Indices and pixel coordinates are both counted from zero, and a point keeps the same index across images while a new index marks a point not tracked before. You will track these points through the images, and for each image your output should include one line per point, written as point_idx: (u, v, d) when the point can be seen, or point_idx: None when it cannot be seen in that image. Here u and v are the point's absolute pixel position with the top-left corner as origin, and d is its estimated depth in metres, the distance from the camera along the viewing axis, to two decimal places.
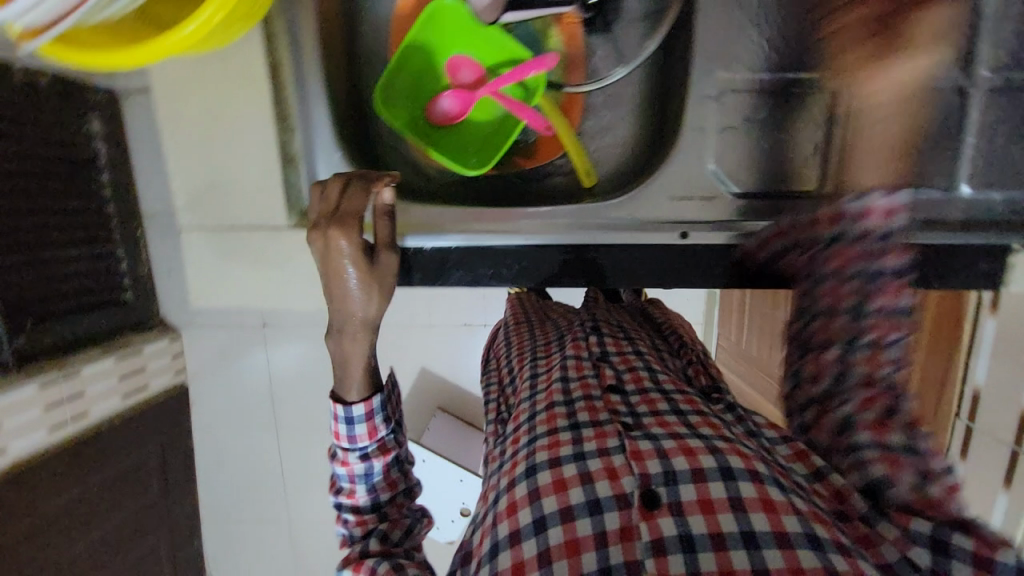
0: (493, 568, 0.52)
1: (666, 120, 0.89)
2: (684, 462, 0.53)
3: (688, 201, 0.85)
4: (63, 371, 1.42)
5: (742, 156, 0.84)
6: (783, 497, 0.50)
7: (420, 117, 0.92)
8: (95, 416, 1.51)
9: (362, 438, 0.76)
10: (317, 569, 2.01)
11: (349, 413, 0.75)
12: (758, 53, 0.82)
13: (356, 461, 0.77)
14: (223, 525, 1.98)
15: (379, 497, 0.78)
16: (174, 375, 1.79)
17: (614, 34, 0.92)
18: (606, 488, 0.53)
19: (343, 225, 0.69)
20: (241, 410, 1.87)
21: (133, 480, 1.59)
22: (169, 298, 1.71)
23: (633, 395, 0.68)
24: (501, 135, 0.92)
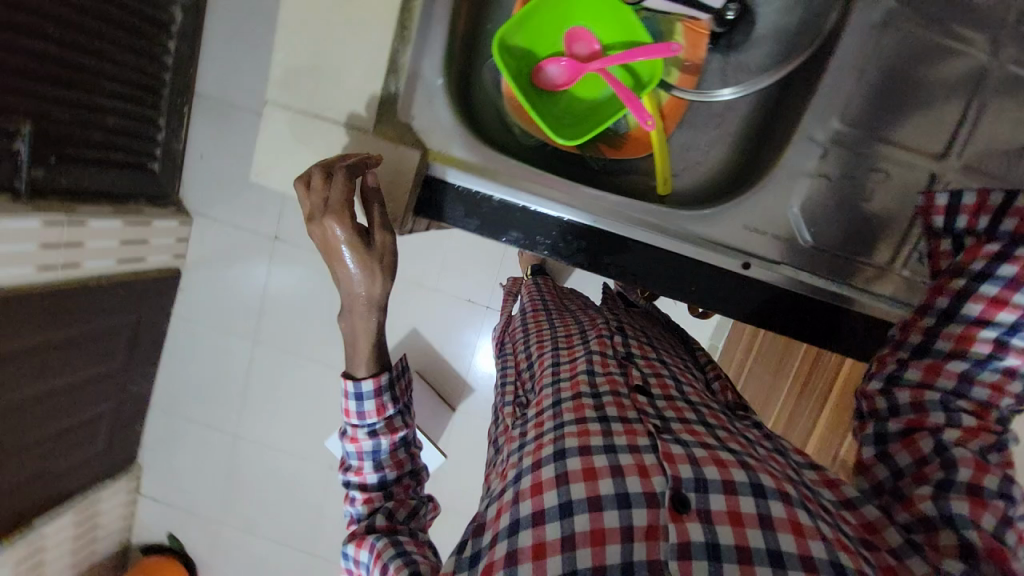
0: (514, 543, 0.55)
1: (760, 151, 0.83)
2: (716, 472, 0.57)
3: (763, 235, 0.80)
4: (69, 217, 1.42)
5: (828, 210, 0.79)
6: (811, 522, 0.53)
7: (522, 75, 0.81)
8: (87, 268, 1.52)
9: (370, 416, 0.78)
10: (246, 489, 1.98)
11: (357, 390, 0.77)
12: (877, 114, 0.77)
13: (365, 438, 0.79)
14: (169, 417, 1.95)
15: (386, 475, 0.79)
16: (172, 257, 1.79)
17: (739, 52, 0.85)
18: (637, 484, 0.56)
19: (337, 212, 0.69)
20: (225, 311, 1.86)
21: (100, 343, 1.60)
22: (193, 182, 1.73)
23: (660, 400, 0.71)
24: (599, 119, 0.82)
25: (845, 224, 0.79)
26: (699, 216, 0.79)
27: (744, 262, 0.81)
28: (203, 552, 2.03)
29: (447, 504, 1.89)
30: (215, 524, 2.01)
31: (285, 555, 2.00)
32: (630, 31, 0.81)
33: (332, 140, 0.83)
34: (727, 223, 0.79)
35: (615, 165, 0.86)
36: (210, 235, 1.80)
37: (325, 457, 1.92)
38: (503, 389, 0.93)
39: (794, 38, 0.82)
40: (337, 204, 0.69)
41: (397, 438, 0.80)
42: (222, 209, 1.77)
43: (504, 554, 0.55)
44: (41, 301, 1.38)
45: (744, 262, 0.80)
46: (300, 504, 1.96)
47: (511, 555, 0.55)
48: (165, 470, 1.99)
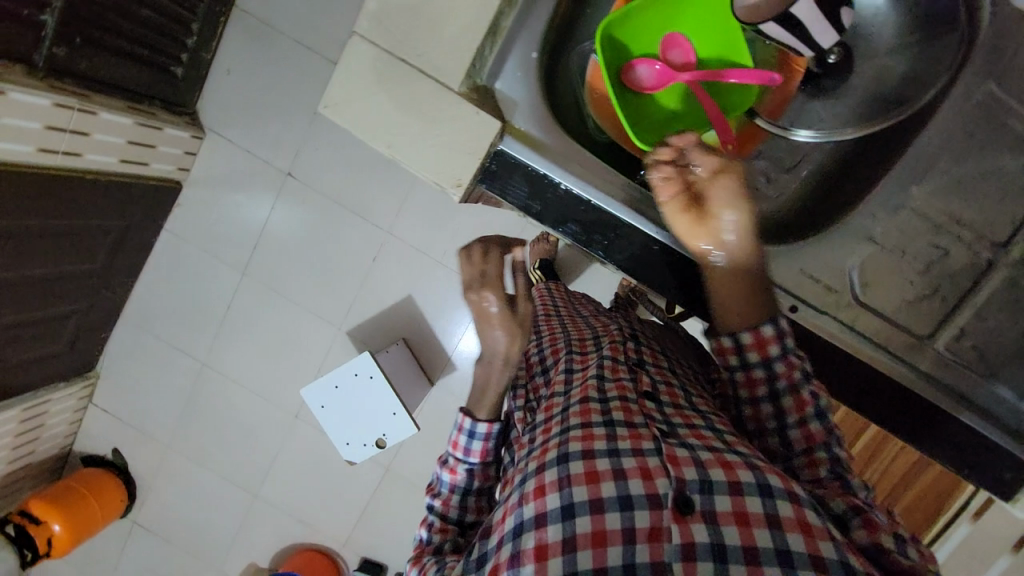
0: (517, 545, 0.56)
1: (828, 202, 0.81)
2: (722, 475, 0.55)
3: (814, 283, 0.76)
4: (81, 104, 1.35)
5: (887, 275, 0.76)
6: (819, 523, 0.53)
7: (615, 65, 0.77)
8: (86, 160, 1.42)
9: (474, 455, 0.79)
10: (205, 420, 1.93)
11: (472, 428, 0.80)
12: (954, 190, 0.74)
13: (462, 474, 0.80)
14: (139, 332, 1.89)
15: (465, 516, 0.79)
16: (176, 169, 1.71)
17: (826, 99, 0.83)
18: (639, 487, 0.55)
19: (490, 284, 0.90)
20: (219, 237, 1.80)
21: (86, 240, 1.50)
22: (216, 97, 1.70)
23: (668, 407, 0.70)
24: (675, 131, 0.79)
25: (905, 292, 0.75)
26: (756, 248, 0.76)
27: (791, 305, 0.75)
28: (146, 474, 1.97)
29: (405, 475, 1.87)
30: (164, 449, 1.95)
31: (230, 494, 1.95)
32: (732, 48, 0.77)
33: (413, 88, 0.70)
34: (783, 264, 0.76)
35: None
36: (222, 154, 1.74)
37: (292, 404, 1.89)
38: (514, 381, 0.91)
39: (901, 86, 0.79)
40: (491, 277, 0.91)
41: (487, 486, 0.80)
42: (239, 131, 1.73)
43: (508, 556, 0.56)
44: (37, 184, 1.28)
45: (792, 306, 0.75)
46: (256, 446, 1.92)
47: (516, 558, 0.56)
48: (124, 383, 1.92)
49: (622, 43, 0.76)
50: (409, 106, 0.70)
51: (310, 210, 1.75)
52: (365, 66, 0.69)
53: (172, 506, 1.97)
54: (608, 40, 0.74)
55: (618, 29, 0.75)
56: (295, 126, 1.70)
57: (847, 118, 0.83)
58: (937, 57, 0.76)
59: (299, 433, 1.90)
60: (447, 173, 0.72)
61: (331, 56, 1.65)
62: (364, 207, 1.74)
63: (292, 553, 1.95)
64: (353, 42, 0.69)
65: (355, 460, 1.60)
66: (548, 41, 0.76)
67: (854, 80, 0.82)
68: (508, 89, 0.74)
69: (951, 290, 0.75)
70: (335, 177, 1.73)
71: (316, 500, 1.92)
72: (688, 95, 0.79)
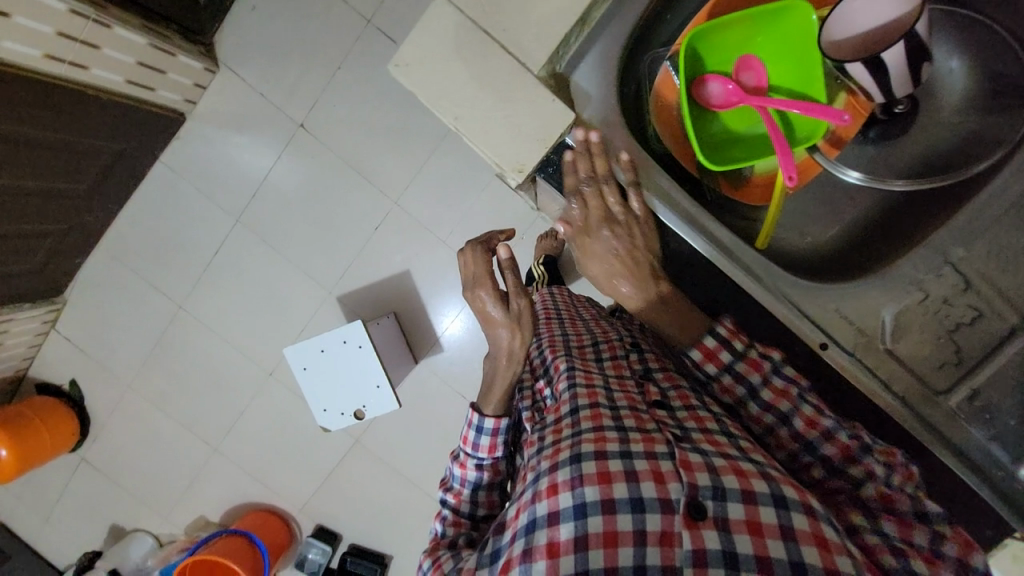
0: (529, 542, 0.57)
1: (867, 252, 0.85)
2: (735, 481, 0.56)
3: (847, 324, 0.77)
4: (98, 15, 1.26)
5: (921, 327, 0.76)
6: (836, 538, 0.54)
7: (692, 77, 0.77)
8: (91, 75, 1.33)
9: (483, 450, 0.79)
10: (174, 365, 1.86)
11: (479, 423, 0.80)
12: (1005, 252, 0.73)
13: (471, 468, 0.79)
14: (117, 263, 1.79)
15: (477, 510, 0.79)
16: (183, 100, 1.62)
17: (882, 145, 0.86)
18: (651, 490, 0.56)
19: (480, 285, 0.88)
20: (218, 179, 1.72)
21: (76, 159, 1.41)
22: (236, 32, 1.62)
23: (680, 411, 0.71)
24: (739, 151, 0.80)
25: (933, 350, 0.76)
26: (799, 282, 0.78)
27: (822, 343, 0.77)
28: (103, 411, 1.89)
29: (374, 449, 1.85)
30: (127, 388, 1.87)
31: (188, 443, 1.89)
32: (807, 79, 0.76)
33: (485, 63, 0.67)
34: (818, 302, 0.78)
35: (724, 202, 0.84)
36: (234, 93, 1.66)
37: (269, 361, 1.83)
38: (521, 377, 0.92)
39: (957, 155, 0.82)
40: (481, 277, 0.88)
41: (497, 481, 0.80)
42: (255, 72, 1.65)
43: (520, 552, 0.57)
44: (32, 89, 1.19)
45: (823, 343, 0.77)
46: (223, 398, 1.86)
47: (527, 553, 0.56)
48: (93, 314, 1.83)
49: (703, 56, 0.77)
50: (478, 81, 0.67)
51: (318, 167, 1.69)
52: (442, 30, 0.66)
53: (127, 448, 1.90)
54: (690, 52, 0.75)
55: (701, 43, 0.75)
56: (316, 77, 1.63)
57: (899, 165, 0.86)
58: (1004, 130, 0.78)
59: (271, 392, 1.85)
60: (510, 158, 0.69)
61: (365, 10, 1.59)
62: (376, 173, 1.69)
63: (245, 511, 1.91)
64: (437, 5, 0.66)
65: (331, 428, 1.57)
66: (632, 40, 0.76)
67: (914, 130, 0.85)
68: (584, 83, 0.74)
69: (982, 343, 0.75)
70: (350, 137, 1.67)
71: (279, 461, 1.88)
72: (756, 118, 0.79)
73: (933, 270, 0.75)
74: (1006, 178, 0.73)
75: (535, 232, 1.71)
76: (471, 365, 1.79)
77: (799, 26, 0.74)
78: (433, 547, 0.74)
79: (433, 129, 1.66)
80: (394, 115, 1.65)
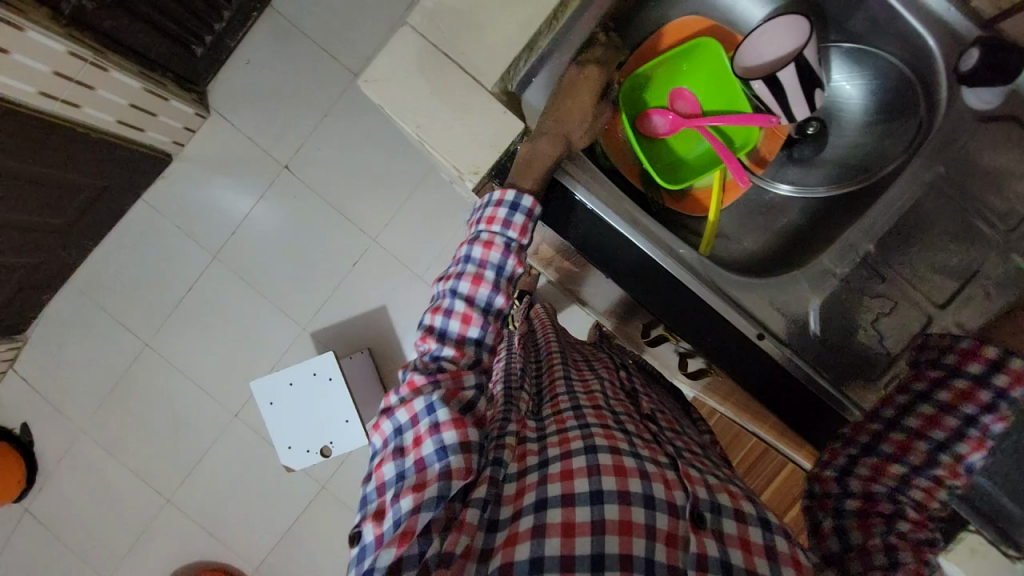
0: (541, 518, 0.55)
1: (795, 252, 0.84)
2: (728, 500, 0.59)
3: (780, 315, 0.77)
4: (95, 59, 1.34)
5: (847, 317, 0.76)
6: (807, 563, 0.57)
7: (633, 108, 0.83)
8: (84, 114, 1.40)
9: (513, 230, 0.65)
10: (134, 405, 1.78)
11: (517, 200, 0.65)
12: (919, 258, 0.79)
13: (496, 250, 0.65)
14: (86, 300, 1.77)
15: (496, 299, 0.65)
16: (171, 141, 1.69)
17: (804, 162, 0.88)
18: (661, 491, 0.57)
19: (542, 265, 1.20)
20: (199, 217, 1.76)
21: (56, 193, 1.43)
22: (230, 83, 1.73)
23: (666, 429, 0.74)
24: (686, 169, 0.84)
25: (866, 342, 0.76)
26: (741, 282, 0.77)
27: (760, 332, 0.75)
28: (52, 457, 1.77)
29: (341, 495, 1.76)
30: (80, 431, 1.78)
31: (140, 493, 1.77)
32: (730, 97, 0.82)
33: (445, 83, 0.73)
34: (751, 294, 0.77)
35: (669, 216, 0.86)
36: (222, 137, 1.75)
37: (235, 402, 1.77)
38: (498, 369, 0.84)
39: (872, 155, 0.85)
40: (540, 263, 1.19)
41: (509, 308, 0.66)
42: (244, 118, 1.74)
43: (530, 528, 0.55)
44: (17, 122, 1.24)
45: (760, 333, 0.75)
46: (183, 441, 1.78)
47: (539, 529, 0.55)
48: (54, 353, 1.77)
49: (640, 93, 0.83)
50: (438, 97, 0.73)
51: (299, 206, 1.75)
52: (408, 54, 0.73)
53: (72, 498, 1.77)
54: (629, 92, 0.82)
55: (639, 84, 0.82)
56: (303, 123, 1.73)
57: (823, 180, 0.88)
58: (895, 140, 0.83)
59: (235, 434, 1.77)
60: (466, 161, 0.73)
61: (351, 66, 1.72)
62: (355, 212, 1.75)
63: (197, 569, 1.76)
64: (403, 32, 0.73)
65: (295, 467, 1.51)
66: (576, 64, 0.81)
67: (829, 151, 0.88)
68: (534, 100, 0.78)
69: (906, 327, 0.75)
70: (331, 178, 1.75)
71: (237, 512, 1.77)
72: (699, 138, 0.84)
73: (851, 263, 0.76)
74: (906, 179, 0.76)
75: None
76: None
77: (715, 58, 0.80)
78: (454, 412, 0.60)
79: (411, 172, 1.74)
80: (374, 159, 1.74)
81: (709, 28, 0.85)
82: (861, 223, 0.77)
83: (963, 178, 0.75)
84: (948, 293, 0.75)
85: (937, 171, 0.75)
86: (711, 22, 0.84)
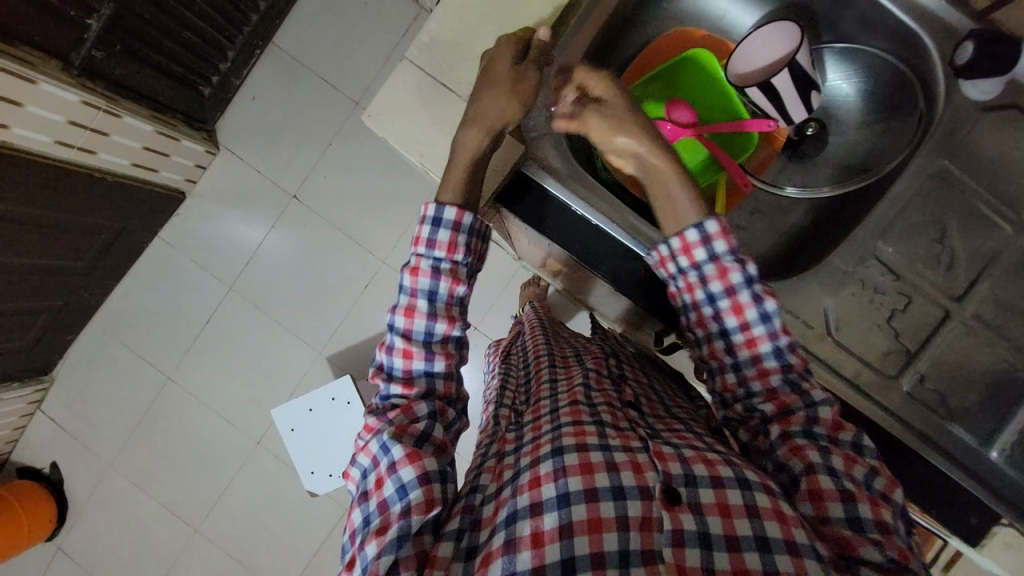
0: (510, 534, 0.54)
1: (802, 253, 0.84)
2: (705, 470, 0.55)
3: (794, 319, 0.76)
4: (108, 107, 1.39)
5: (862, 315, 0.75)
6: (793, 512, 0.54)
7: None
8: (99, 159, 1.46)
9: (440, 248, 0.65)
10: (159, 437, 1.81)
11: (438, 214, 0.64)
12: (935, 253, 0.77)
13: (424, 273, 0.65)
14: (109, 337, 1.82)
15: (435, 325, 0.64)
16: (182, 179, 1.74)
17: (804, 164, 0.88)
18: (630, 478, 0.54)
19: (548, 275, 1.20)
20: (213, 250, 1.80)
21: (76, 236, 1.48)
22: (237, 119, 1.78)
23: (651, 414, 0.70)
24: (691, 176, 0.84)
25: (882, 340, 0.75)
26: None
27: None
28: (83, 494, 1.80)
29: None
30: (108, 466, 1.81)
31: (168, 525, 1.79)
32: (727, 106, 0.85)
33: (445, 112, 0.75)
34: None
35: None
36: (232, 171, 1.80)
37: (256, 430, 1.79)
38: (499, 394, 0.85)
39: (874, 152, 0.84)
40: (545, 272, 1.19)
41: (453, 331, 0.65)
42: (252, 152, 1.79)
43: (502, 544, 0.54)
44: (36, 171, 1.28)
45: None
46: (207, 472, 1.80)
47: (510, 545, 0.53)
48: (80, 391, 1.82)
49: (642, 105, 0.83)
50: (439, 126, 0.75)
51: (309, 233, 1.79)
52: (407, 86, 0.75)
53: (103, 533, 1.80)
54: None
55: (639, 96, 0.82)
56: (308, 153, 1.78)
57: (828, 182, 0.87)
58: (896, 137, 0.81)
59: (257, 463, 1.79)
60: None
61: (352, 94, 1.76)
62: (363, 236, 1.78)
63: None
64: (402, 66, 0.75)
65: (317, 492, 1.53)
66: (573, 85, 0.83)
67: (830, 151, 0.88)
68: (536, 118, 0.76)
69: (922, 322, 0.75)
70: (339, 204, 1.78)
71: (263, 539, 1.78)
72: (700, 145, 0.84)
73: (861, 262, 0.76)
74: (911, 173, 0.76)
75: (518, 281, 1.75)
76: None
77: None
78: (408, 446, 0.59)
79: (416, 193, 1.77)
80: (379, 182, 1.77)
81: (701, 39, 0.87)
82: (868, 221, 0.76)
83: (968, 168, 0.75)
84: (966, 282, 0.74)
85: (941, 163, 0.75)
86: (701, 31, 0.86)
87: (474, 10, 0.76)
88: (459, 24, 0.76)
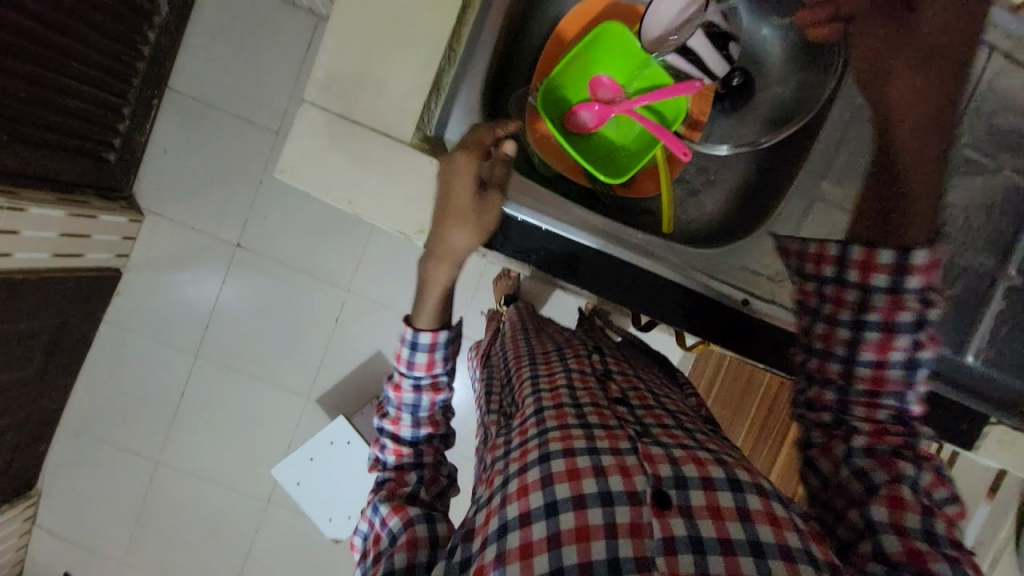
0: (501, 546, 0.52)
1: (753, 204, 0.83)
2: (695, 470, 0.54)
3: (760, 276, 0.76)
4: (9, 201, 1.26)
5: None
6: (785, 514, 0.52)
7: (558, 113, 0.82)
8: (17, 260, 1.33)
9: (419, 368, 0.69)
10: (165, 520, 1.75)
11: (414, 337, 0.68)
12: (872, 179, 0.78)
13: (407, 390, 0.69)
14: (83, 435, 1.72)
15: (420, 431, 0.69)
16: (112, 256, 1.62)
17: (735, 117, 0.87)
18: (619, 484, 0.53)
19: None
20: (168, 320, 1.71)
21: (16, 345, 1.38)
22: (153, 178, 1.66)
23: (639, 408, 0.68)
24: (627, 156, 0.82)
25: None
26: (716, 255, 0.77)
27: (744, 300, 0.76)
28: None
29: None
30: (121, 562, 1.75)
31: None
32: (650, 74, 0.81)
33: (362, 148, 0.71)
34: (725, 265, 0.76)
35: (622, 203, 0.85)
36: (163, 234, 1.68)
37: (263, 488, 1.75)
38: (487, 398, 0.84)
39: (797, 97, 0.84)
40: None
41: (438, 430, 0.70)
42: (180, 209, 1.68)
43: (492, 558, 0.52)
44: None
45: (745, 300, 0.76)
46: (225, 542, 1.75)
47: (500, 557, 0.52)
48: (68, 498, 1.73)
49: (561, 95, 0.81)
50: (359, 161, 0.71)
51: (263, 280, 1.71)
52: (316, 128, 0.71)
53: None
54: (550, 96, 0.80)
55: (557, 86, 0.80)
56: (239, 197, 1.68)
57: (762, 131, 0.87)
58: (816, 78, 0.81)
59: (273, 520, 1.75)
60: (408, 221, 0.71)
61: (269, 125, 1.66)
62: (320, 269, 1.72)
63: None
64: (303, 109, 0.70)
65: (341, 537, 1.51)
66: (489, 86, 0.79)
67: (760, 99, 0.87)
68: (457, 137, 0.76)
69: None
70: (286, 243, 1.70)
71: None
72: (630, 121, 0.82)
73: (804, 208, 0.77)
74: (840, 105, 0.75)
75: (488, 278, 1.72)
76: (465, 425, 1.75)
77: (623, 38, 0.79)
78: (394, 503, 0.64)
79: None
80: (322, 210, 1.70)
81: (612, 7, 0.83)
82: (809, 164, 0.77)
83: None
84: None
85: None
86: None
87: (365, 28, 0.70)
88: (354, 47, 0.70)
